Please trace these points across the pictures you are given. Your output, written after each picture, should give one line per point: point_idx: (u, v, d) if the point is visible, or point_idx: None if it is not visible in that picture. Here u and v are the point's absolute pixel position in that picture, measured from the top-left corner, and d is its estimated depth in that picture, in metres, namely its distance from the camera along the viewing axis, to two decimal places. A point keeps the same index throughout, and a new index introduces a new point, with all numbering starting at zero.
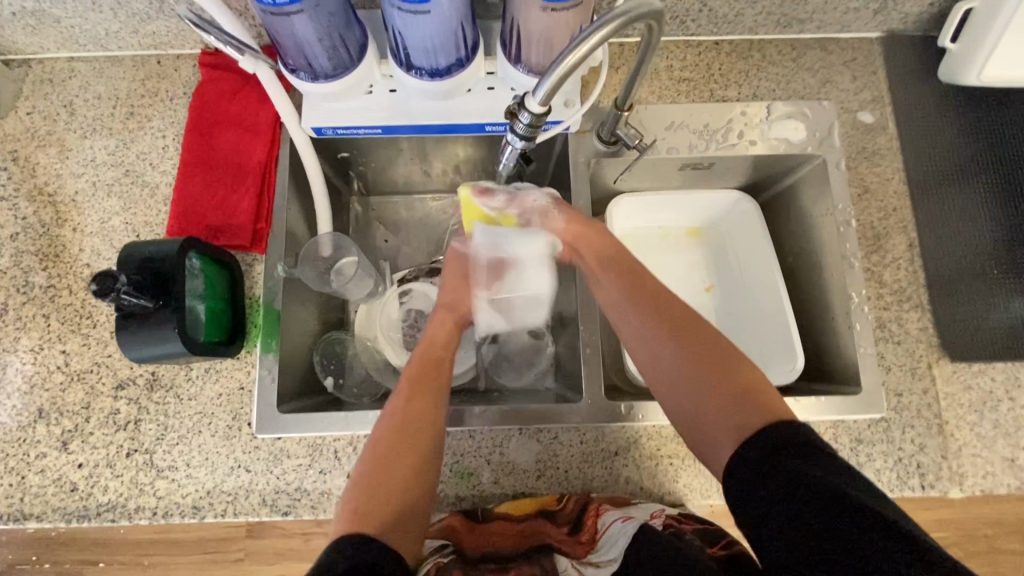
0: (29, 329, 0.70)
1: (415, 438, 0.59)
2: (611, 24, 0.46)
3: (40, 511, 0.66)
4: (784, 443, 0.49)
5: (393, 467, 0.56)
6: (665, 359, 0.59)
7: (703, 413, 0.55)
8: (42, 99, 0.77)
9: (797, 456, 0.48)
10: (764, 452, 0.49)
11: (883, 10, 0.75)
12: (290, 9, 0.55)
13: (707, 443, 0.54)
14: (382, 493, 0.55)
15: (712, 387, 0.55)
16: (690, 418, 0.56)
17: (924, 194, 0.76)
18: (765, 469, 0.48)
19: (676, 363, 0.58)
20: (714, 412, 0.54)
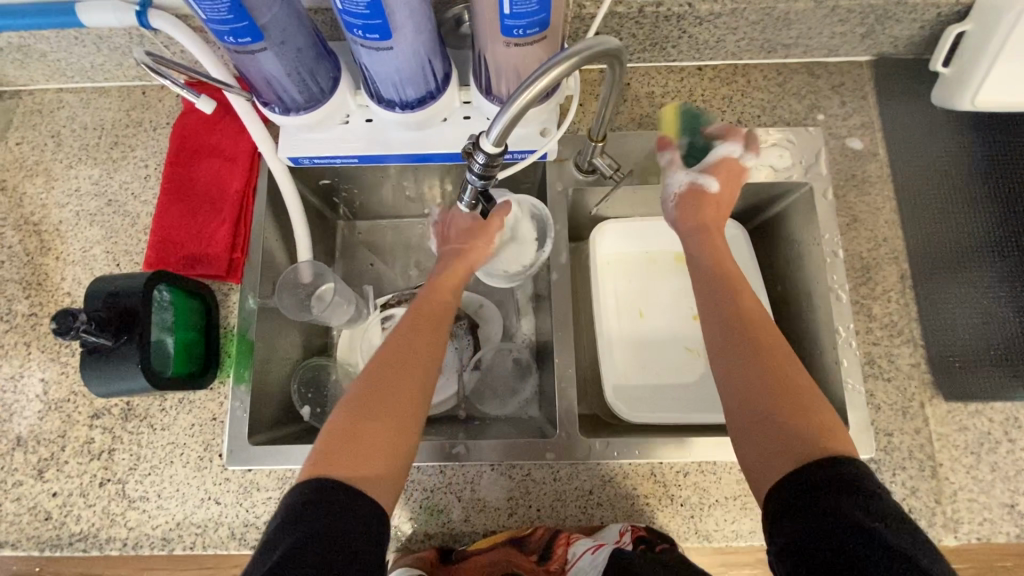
0: (12, 356, 0.71)
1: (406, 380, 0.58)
2: (565, 63, 0.45)
3: (15, 539, 0.66)
4: (831, 475, 0.45)
5: (381, 406, 0.56)
6: (736, 378, 0.56)
7: (763, 441, 0.51)
8: (31, 130, 0.79)
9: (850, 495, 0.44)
10: (810, 483, 0.46)
11: (870, 34, 0.73)
12: (254, 47, 0.56)
13: (760, 461, 0.51)
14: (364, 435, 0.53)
15: (776, 411, 0.52)
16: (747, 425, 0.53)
17: (917, 223, 0.73)
18: (812, 497, 0.45)
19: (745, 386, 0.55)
20: (769, 437, 0.51)
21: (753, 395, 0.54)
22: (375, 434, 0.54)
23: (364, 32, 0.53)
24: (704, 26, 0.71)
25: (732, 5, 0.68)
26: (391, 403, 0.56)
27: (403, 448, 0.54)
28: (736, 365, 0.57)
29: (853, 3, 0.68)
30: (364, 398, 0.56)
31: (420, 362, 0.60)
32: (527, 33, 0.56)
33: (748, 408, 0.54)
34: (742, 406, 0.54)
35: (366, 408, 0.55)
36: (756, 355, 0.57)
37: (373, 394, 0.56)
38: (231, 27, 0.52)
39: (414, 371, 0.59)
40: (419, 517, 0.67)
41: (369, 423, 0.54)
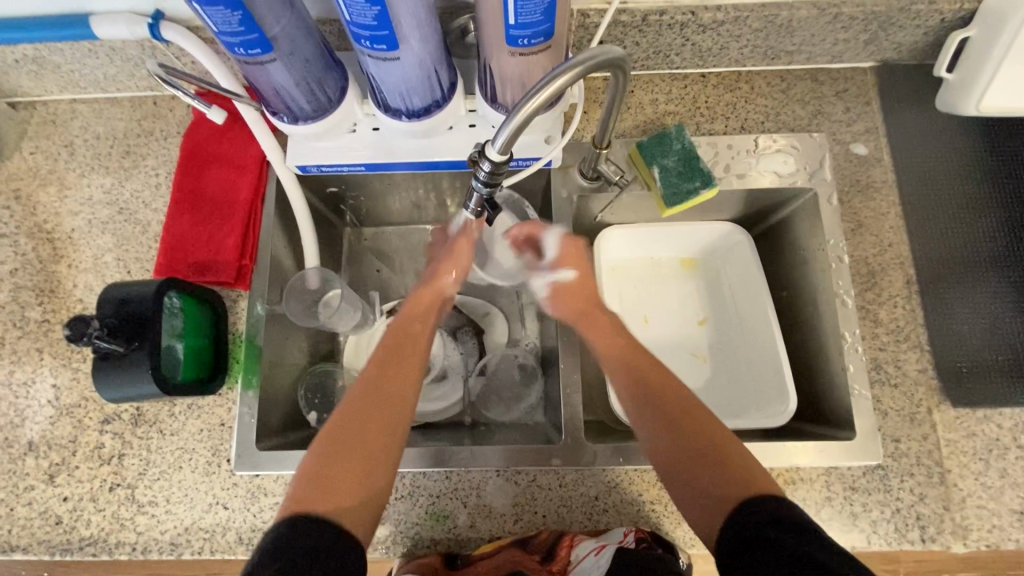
0: (24, 362, 0.72)
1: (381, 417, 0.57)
2: (570, 71, 0.46)
3: (26, 543, 0.66)
4: (765, 516, 0.47)
5: (352, 443, 0.55)
6: (663, 436, 0.58)
7: (698, 493, 0.54)
8: (45, 140, 0.81)
9: (778, 526, 0.46)
10: (749, 526, 0.48)
11: (874, 41, 0.74)
12: (263, 59, 0.57)
13: (699, 514, 0.53)
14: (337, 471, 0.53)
15: (699, 455, 0.55)
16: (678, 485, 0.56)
17: (923, 229, 0.73)
18: (749, 540, 0.47)
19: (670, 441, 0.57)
20: (704, 488, 0.53)
21: (679, 451, 0.56)
22: (349, 470, 0.53)
23: (372, 43, 0.54)
24: (707, 33, 0.71)
25: (735, 13, 0.68)
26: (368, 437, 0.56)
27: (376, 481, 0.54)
28: (660, 424, 0.58)
29: (856, 11, 0.68)
30: (339, 434, 0.55)
31: (392, 399, 0.59)
32: (531, 43, 0.56)
33: (678, 468, 0.56)
34: (673, 464, 0.56)
35: (340, 446, 0.55)
36: (676, 406, 0.59)
37: (344, 433, 0.56)
38: (242, 39, 0.53)
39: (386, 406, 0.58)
40: (425, 523, 0.67)
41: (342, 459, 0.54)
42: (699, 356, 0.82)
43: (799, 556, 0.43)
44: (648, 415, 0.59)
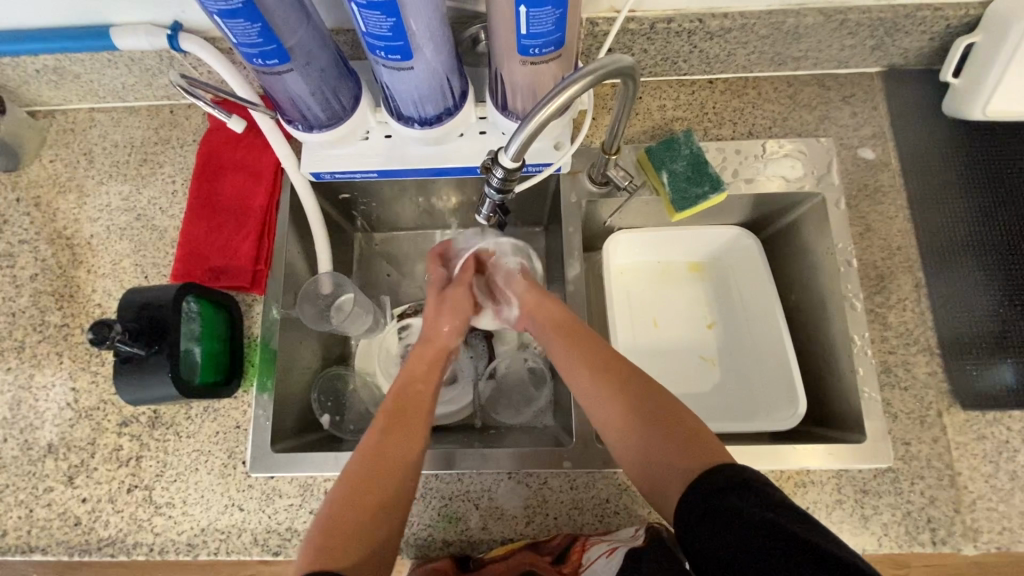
0: (45, 365, 0.74)
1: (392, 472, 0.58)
2: (583, 80, 0.47)
3: (45, 544, 0.67)
4: (718, 484, 0.49)
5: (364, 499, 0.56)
6: (619, 420, 0.59)
7: (655, 471, 0.55)
8: (64, 148, 0.82)
9: (739, 493, 0.48)
10: (705, 497, 0.49)
11: (880, 46, 0.74)
12: (281, 69, 0.58)
13: (661, 493, 0.55)
14: (348, 525, 0.54)
15: (654, 432, 0.57)
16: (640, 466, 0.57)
17: (931, 233, 0.73)
18: (711, 510, 0.48)
19: (628, 425, 0.59)
20: (661, 465, 0.55)
21: (636, 433, 0.58)
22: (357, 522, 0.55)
23: (387, 52, 0.55)
24: (715, 40, 0.72)
25: (742, 20, 0.69)
26: (373, 488, 0.57)
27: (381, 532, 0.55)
28: (617, 408, 0.60)
29: (862, 17, 0.69)
30: (349, 487, 0.57)
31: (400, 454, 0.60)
32: (543, 52, 0.57)
33: (635, 450, 0.57)
34: (631, 448, 0.58)
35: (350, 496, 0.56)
36: (629, 390, 0.61)
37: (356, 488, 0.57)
38: (260, 49, 0.55)
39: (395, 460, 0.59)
40: (437, 524, 0.68)
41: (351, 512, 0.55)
42: (707, 360, 0.82)
43: (765, 522, 0.45)
44: (603, 401, 0.61)
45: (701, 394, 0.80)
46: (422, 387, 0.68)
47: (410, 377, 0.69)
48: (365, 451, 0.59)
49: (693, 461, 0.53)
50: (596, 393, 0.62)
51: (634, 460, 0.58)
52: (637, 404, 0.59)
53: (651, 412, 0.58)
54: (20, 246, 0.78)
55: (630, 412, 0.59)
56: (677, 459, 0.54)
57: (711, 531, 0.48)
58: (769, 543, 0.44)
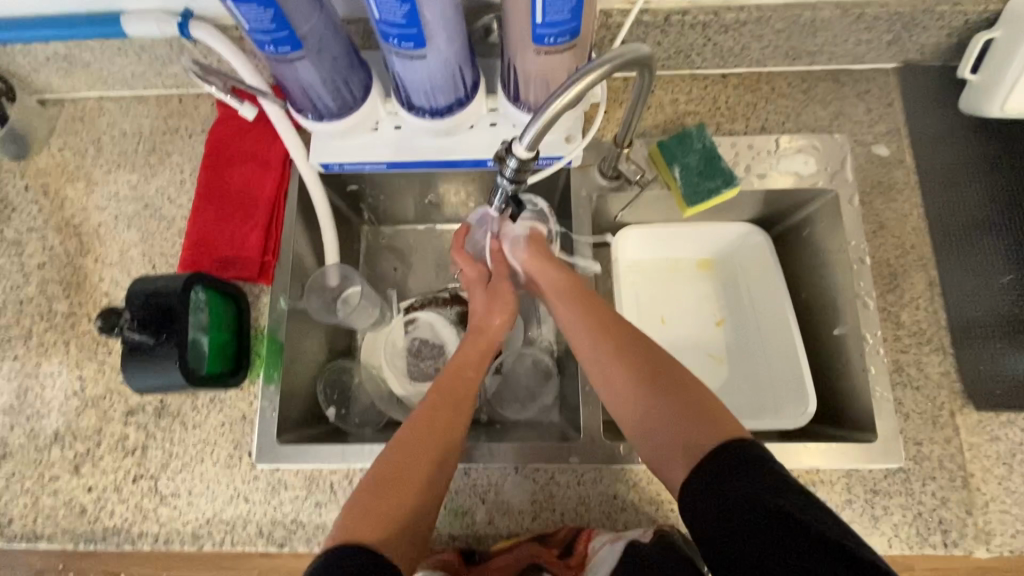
0: (52, 353, 0.74)
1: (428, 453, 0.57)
2: (599, 70, 0.46)
3: (51, 532, 0.67)
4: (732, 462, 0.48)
5: (396, 475, 0.55)
6: (627, 386, 0.58)
7: (662, 442, 0.54)
8: (73, 137, 0.82)
9: (751, 480, 0.46)
10: (713, 477, 0.48)
11: (897, 41, 0.74)
12: (292, 56, 0.58)
13: (666, 464, 0.54)
14: (384, 501, 0.53)
15: (671, 404, 0.55)
16: (653, 442, 0.55)
17: (946, 231, 0.73)
18: (719, 493, 0.47)
19: (637, 393, 0.57)
20: (669, 438, 0.53)
21: (646, 401, 0.56)
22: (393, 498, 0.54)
23: (400, 41, 0.55)
24: (730, 34, 0.71)
25: (758, 14, 0.68)
26: (415, 465, 0.56)
27: (417, 511, 0.54)
28: (629, 379, 0.58)
29: (880, 11, 0.68)
30: (388, 463, 0.56)
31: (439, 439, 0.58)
32: (557, 42, 0.57)
33: (642, 416, 0.56)
34: (637, 415, 0.56)
35: (386, 473, 0.55)
36: (639, 359, 0.59)
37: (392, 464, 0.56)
38: (272, 36, 0.54)
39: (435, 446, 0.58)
40: (443, 518, 0.67)
41: (387, 488, 0.54)
42: (716, 358, 0.82)
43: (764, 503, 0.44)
44: (610, 369, 0.59)
45: None
46: (467, 377, 0.66)
47: (458, 363, 0.68)
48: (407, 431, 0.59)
49: (704, 437, 0.51)
50: (606, 362, 0.60)
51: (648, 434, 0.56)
52: (652, 373, 0.57)
53: (661, 382, 0.57)
54: (27, 234, 0.78)
55: (642, 380, 0.57)
56: (689, 432, 0.52)
57: (713, 502, 0.47)
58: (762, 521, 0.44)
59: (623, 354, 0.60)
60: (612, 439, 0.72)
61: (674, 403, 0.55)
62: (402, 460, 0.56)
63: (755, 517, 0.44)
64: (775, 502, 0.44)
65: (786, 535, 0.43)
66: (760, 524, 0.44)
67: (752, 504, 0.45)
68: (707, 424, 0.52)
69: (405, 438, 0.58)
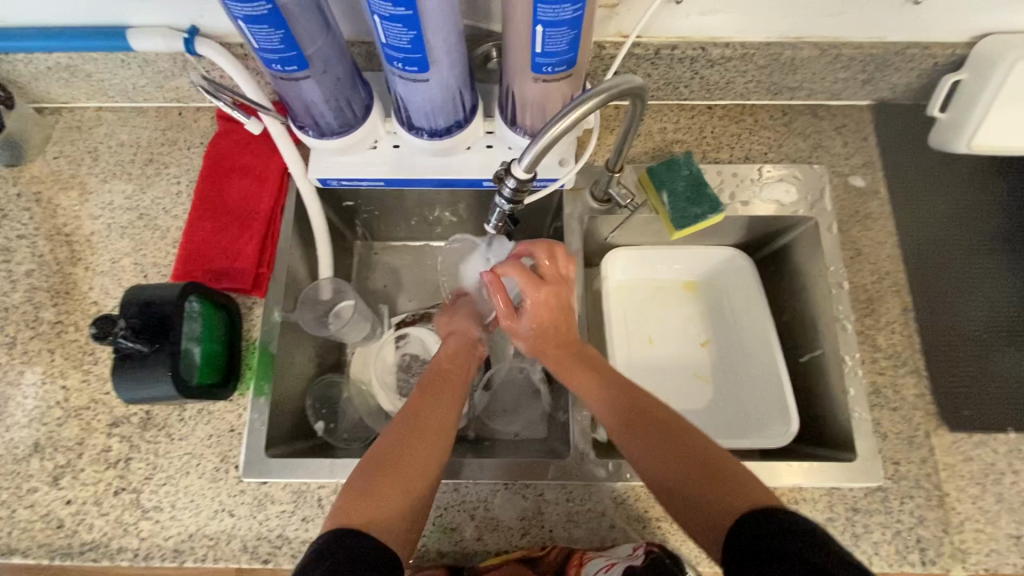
0: (35, 362, 0.73)
1: (425, 445, 0.59)
2: (595, 98, 0.49)
3: (25, 547, 0.65)
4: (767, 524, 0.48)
5: (396, 462, 0.57)
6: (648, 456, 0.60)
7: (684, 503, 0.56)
8: (69, 145, 0.82)
9: (784, 537, 0.46)
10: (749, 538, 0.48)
11: (871, 81, 0.78)
12: (298, 75, 0.60)
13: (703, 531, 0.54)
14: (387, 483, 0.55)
15: (698, 472, 0.56)
16: (687, 508, 0.56)
17: (918, 258, 0.76)
18: (758, 553, 0.47)
19: (656, 455, 0.59)
20: (699, 506, 0.54)
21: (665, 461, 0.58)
22: (398, 489, 0.55)
23: (404, 64, 0.57)
24: (715, 68, 0.75)
25: (742, 50, 0.73)
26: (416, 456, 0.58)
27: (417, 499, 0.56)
28: (649, 448, 0.60)
29: (855, 52, 0.73)
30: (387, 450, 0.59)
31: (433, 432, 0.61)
32: (555, 70, 0.60)
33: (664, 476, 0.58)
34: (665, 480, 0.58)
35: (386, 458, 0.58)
36: (658, 427, 0.61)
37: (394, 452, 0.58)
38: (281, 56, 0.56)
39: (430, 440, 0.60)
40: (432, 534, 0.67)
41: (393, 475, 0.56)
42: (701, 378, 0.83)
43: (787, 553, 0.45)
44: (632, 440, 0.62)
45: (695, 411, 0.81)
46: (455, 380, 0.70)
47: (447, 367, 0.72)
48: (406, 422, 0.62)
49: (725, 508, 0.52)
50: (628, 434, 0.62)
51: (680, 502, 0.56)
52: (671, 440, 0.60)
53: (686, 450, 0.59)
54: (17, 241, 0.78)
55: (663, 447, 0.59)
56: (710, 497, 0.54)
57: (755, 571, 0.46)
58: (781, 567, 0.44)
59: (640, 421, 0.62)
60: (601, 456, 0.73)
61: (699, 471, 0.56)
62: (405, 453, 0.58)
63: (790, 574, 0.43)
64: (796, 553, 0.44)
65: None
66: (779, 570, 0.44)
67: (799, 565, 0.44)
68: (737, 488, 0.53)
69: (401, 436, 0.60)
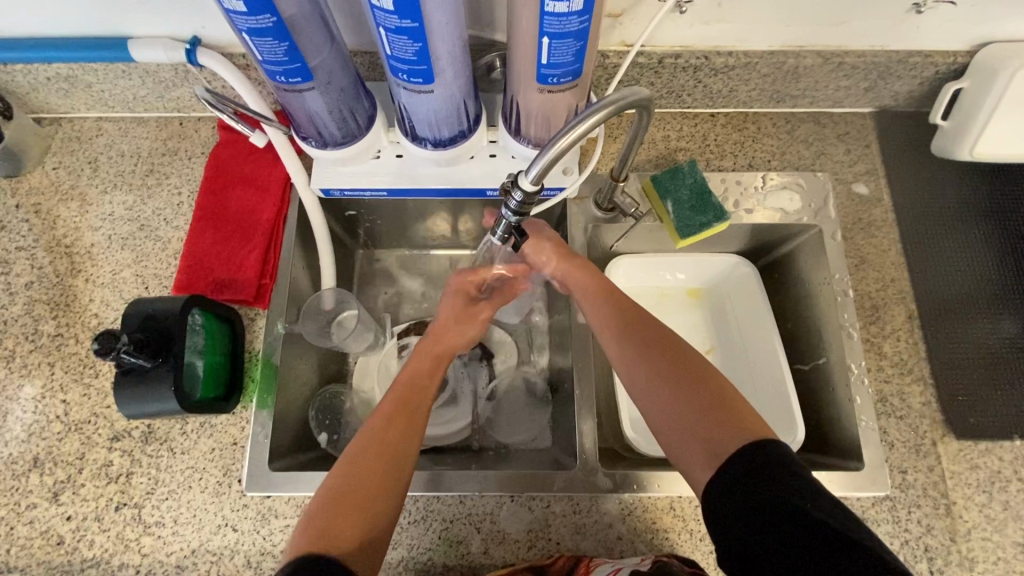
0: (34, 376, 0.72)
1: (381, 469, 0.56)
2: (603, 110, 0.48)
3: (24, 564, 0.64)
4: (754, 455, 0.49)
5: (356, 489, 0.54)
6: (649, 378, 0.59)
7: (671, 433, 0.56)
8: (68, 156, 0.82)
9: (760, 463, 0.48)
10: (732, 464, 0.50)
11: (873, 88, 0.79)
12: (302, 87, 0.59)
13: (687, 456, 0.54)
14: (349, 512, 0.53)
15: (699, 400, 0.56)
16: (674, 435, 0.56)
17: (922, 265, 0.76)
18: (736, 478, 0.49)
19: (656, 385, 0.59)
20: (690, 430, 0.54)
21: (663, 395, 0.58)
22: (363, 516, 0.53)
23: (409, 76, 0.57)
24: (718, 77, 0.76)
25: (745, 59, 0.73)
26: (402, 440, 0.59)
27: (386, 518, 0.54)
28: (646, 368, 0.60)
29: (857, 61, 0.73)
30: (344, 476, 0.55)
31: (393, 454, 0.57)
32: (560, 81, 0.59)
33: (664, 410, 0.57)
34: (660, 403, 0.58)
35: (345, 486, 0.54)
36: (660, 353, 0.61)
37: (353, 479, 0.55)
38: (285, 68, 0.56)
39: (385, 468, 0.56)
40: (438, 548, 0.66)
41: (358, 494, 0.54)
42: None
43: (757, 482, 0.47)
44: (636, 363, 0.61)
45: None
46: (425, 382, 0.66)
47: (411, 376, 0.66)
48: (365, 439, 0.58)
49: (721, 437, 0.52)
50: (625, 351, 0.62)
51: (669, 420, 0.56)
52: (673, 367, 0.59)
53: (689, 379, 0.58)
54: (16, 253, 0.77)
55: (664, 370, 0.59)
56: (705, 428, 0.54)
57: (726, 506, 0.48)
58: (752, 495, 0.47)
59: (641, 345, 0.62)
60: (607, 468, 0.73)
61: (696, 399, 0.56)
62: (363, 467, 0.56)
63: (761, 504, 0.46)
64: (764, 485, 0.47)
65: (772, 509, 0.45)
66: (753, 503, 0.47)
67: (763, 495, 0.46)
68: (734, 422, 0.53)
69: (368, 440, 0.58)
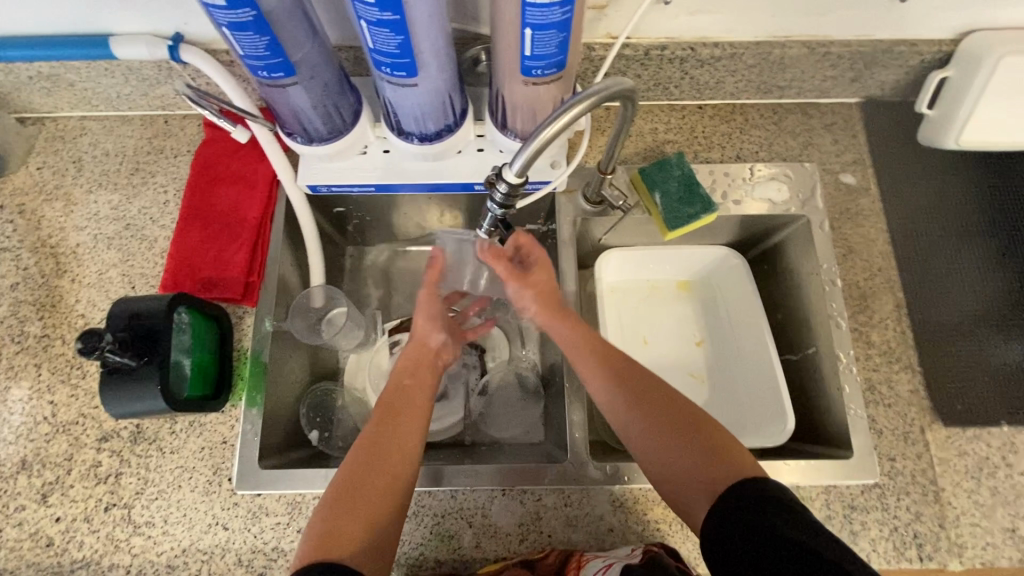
0: (22, 378, 0.71)
1: (381, 474, 0.58)
2: (586, 102, 0.48)
3: (14, 566, 0.64)
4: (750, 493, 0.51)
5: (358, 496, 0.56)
6: (643, 414, 0.60)
7: (667, 468, 0.58)
8: (52, 156, 0.81)
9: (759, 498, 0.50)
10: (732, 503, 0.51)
11: (859, 78, 0.79)
12: (285, 82, 0.59)
13: (688, 496, 0.56)
14: (353, 519, 0.55)
15: (690, 432, 0.58)
16: (672, 472, 0.57)
17: (909, 254, 0.77)
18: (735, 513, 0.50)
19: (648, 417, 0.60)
20: (687, 465, 0.56)
21: (654, 430, 0.59)
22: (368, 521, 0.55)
23: (392, 69, 0.57)
24: (705, 68, 0.75)
25: (732, 50, 0.73)
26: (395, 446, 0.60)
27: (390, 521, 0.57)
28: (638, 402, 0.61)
29: (843, 50, 0.73)
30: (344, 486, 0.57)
31: (389, 461, 0.59)
32: (544, 73, 0.59)
33: (657, 444, 0.59)
34: (654, 437, 0.59)
35: (345, 496, 0.56)
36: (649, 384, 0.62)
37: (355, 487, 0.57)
38: (266, 62, 0.55)
39: (383, 473, 0.58)
40: (429, 543, 0.66)
41: (359, 502, 0.56)
42: (697, 377, 0.83)
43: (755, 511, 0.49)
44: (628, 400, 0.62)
45: None
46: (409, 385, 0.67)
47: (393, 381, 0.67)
48: (360, 448, 0.60)
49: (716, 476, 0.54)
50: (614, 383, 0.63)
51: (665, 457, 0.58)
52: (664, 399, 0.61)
53: (680, 411, 0.60)
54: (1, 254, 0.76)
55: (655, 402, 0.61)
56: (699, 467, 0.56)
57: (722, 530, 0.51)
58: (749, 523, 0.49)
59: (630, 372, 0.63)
60: (598, 460, 0.73)
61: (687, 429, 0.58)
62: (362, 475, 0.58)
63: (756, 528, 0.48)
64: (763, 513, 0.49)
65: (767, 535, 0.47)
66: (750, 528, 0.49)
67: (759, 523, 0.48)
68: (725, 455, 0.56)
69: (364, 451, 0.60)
